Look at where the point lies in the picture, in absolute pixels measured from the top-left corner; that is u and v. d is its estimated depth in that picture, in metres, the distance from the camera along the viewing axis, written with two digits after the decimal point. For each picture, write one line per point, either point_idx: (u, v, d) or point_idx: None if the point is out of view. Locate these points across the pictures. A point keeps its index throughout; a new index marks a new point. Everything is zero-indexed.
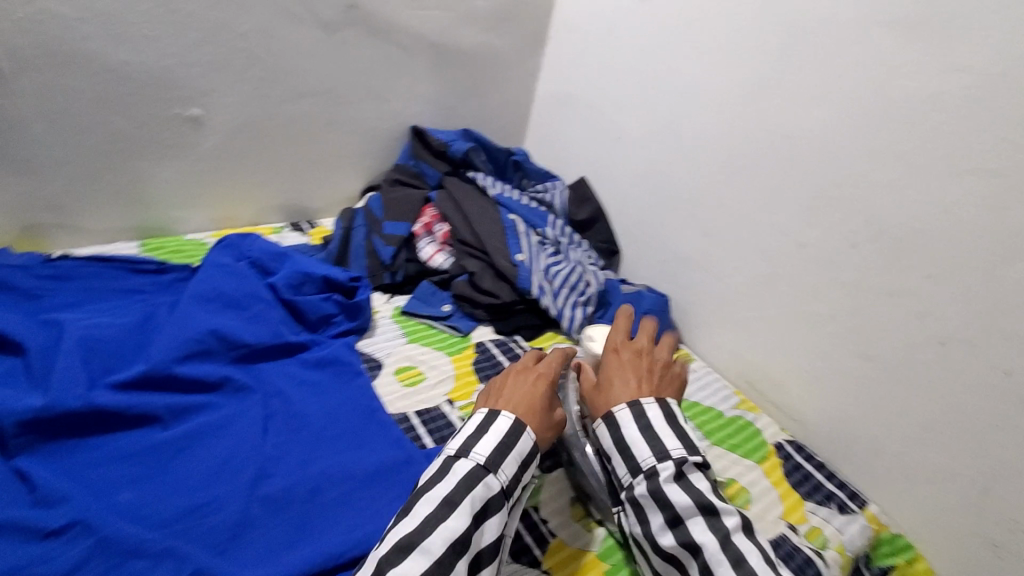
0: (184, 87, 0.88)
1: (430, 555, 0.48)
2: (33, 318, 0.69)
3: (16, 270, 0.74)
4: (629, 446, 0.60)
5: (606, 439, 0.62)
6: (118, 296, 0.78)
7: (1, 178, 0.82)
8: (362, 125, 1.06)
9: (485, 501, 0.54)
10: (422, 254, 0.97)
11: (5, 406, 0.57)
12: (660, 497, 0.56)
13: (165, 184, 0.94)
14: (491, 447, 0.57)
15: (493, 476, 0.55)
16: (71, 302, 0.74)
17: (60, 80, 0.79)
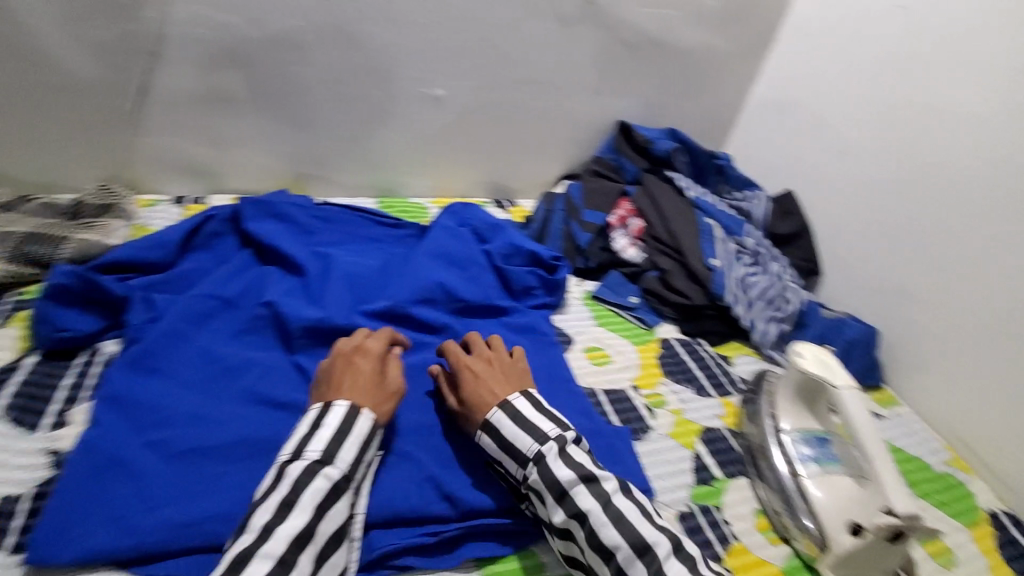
0: (435, 70, 0.99)
1: (275, 559, 0.46)
2: (309, 249, 0.84)
3: (298, 208, 0.90)
4: (512, 440, 0.59)
5: (490, 442, 0.60)
6: (365, 242, 0.92)
7: (288, 133, 1.00)
8: (573, 115, 1.12)
9: (322, 495, 0.51)
10: (616, 244, 1.00)
11: (297, 314, 0.72)
12: (559, 488, 0.55)
13: (402, 152, 1.08)
14: (327, 440, 0.54)
15: (329, 468, 0.52)
16: (332, 241, 0.90)
17: (347, 57, 0.94)
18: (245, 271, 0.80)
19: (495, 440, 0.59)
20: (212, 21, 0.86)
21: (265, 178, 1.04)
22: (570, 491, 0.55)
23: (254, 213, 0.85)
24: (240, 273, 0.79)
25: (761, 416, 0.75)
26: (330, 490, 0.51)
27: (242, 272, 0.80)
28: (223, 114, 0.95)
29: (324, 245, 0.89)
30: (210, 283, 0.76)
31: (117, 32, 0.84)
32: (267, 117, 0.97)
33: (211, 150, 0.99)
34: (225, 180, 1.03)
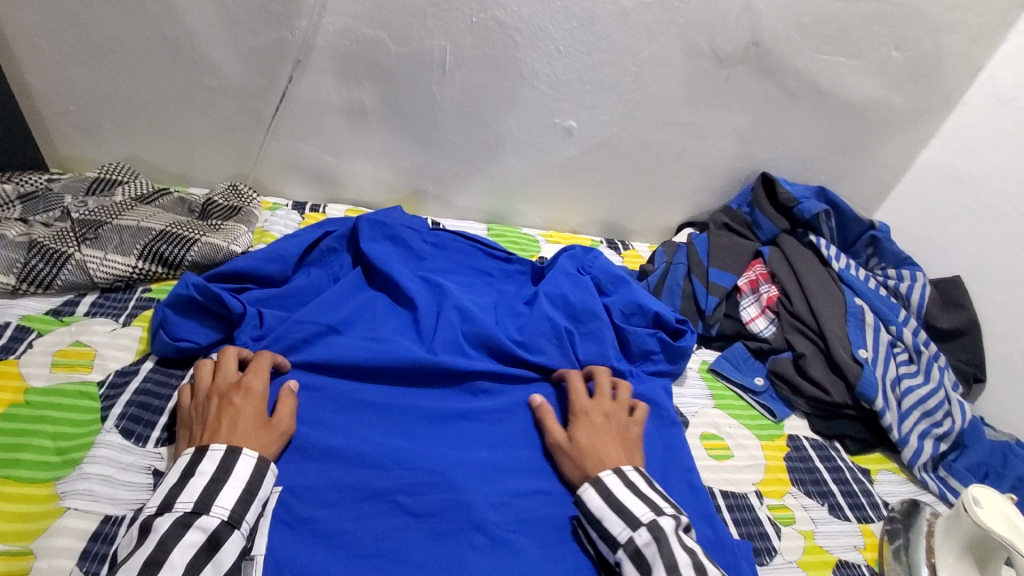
0: (570, 101, 0.93)
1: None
2: (419, 277, 0.80)
3: (413, 230, 0.86)
4: (624, 502, 0.55)
5: (595, 497, 0.56)
6: (475, 274, 0.87)
7: (410, 150, 0.98)
8: (710, 161, 1.02)
9: (198, 548, 0.47)
10: (744, 314, 0.90)
11: (405, 354, 0.68)
12: (673, 562, 0.50)
13: (520, 180, 1.03)
14: (201, 488, 0.50)
15: (206, 517, 0.48)
16: (441, 270, 0.85)
17: (483, 80, 0.90)
18: (353, 292, 0.77)
19: (605, 501, 0.56)
20: (357, 34, 0.85)
21: (381, 191, 1.03)
22: (673, 570, 0.49)
23: (370, 230, 0.82)
24: (348, 293, 0.76)
25: (915, 567, 0.62)
26: (205, 544, 0.47)
27: (350, 292, 0.76)
28: (352, 125, 0.94)
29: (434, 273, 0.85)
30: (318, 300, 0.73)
31: (268, 38, 0.84)
32: (393, 133, 0.96)
33: (335, 158, 0.99)
34: (344, 187, 1.03)
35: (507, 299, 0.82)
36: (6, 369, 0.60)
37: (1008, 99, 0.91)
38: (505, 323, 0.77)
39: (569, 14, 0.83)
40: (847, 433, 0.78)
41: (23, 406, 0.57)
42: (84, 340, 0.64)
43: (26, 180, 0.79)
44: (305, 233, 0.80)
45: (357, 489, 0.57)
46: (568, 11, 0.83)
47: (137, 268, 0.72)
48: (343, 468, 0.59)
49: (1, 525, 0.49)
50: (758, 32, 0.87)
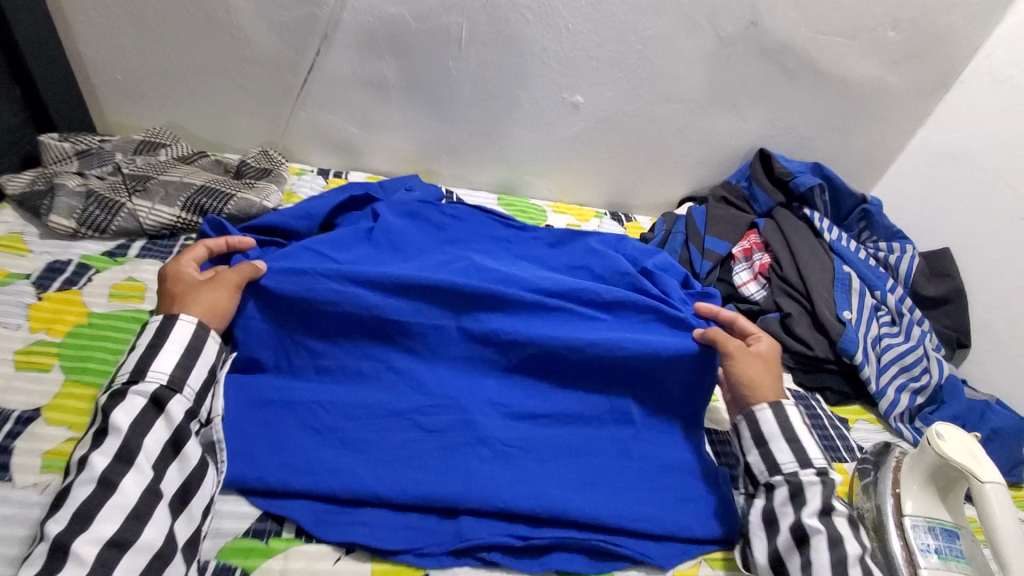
0: (578, 77, 0.99)
1: (97, 480, 0.48)
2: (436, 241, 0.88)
3: (433, 207, 0.95)
4: (797, 437, 0.60)
5: (771, 422, 0.62)
6: (492, 241, 0.92)
7: (428, 122, 1.05)
8: (711, 137, 1.07)
9: (150, 409, 0.53)
10: (737, 278, 0.96)
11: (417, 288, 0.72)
12: (829, 504, 0.55)
13: (530, 152, 1.09)
14: (148, 352, 0.56)
15: (154, 381, 0.54)
16: (457, 236, 0.91)
17: (497, 56, 0.96)
18: (377, 246, 0.83)
19: (784, 429, 0.61)
20: (381, 11, 0.92)
21: (400, 160, 1.11)
22: (830, 512, 0.55)
23: (394, 203, 0.91)
24: (371, 247, 0.82)
25: (880, 492, 0.67)
26: (152, 406, 0.53)
27: (372, 245, 0.82)
28: (374, 97, 1.02)
29: (451, 239, 0.91)
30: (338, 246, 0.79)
31: (300, 13, 0.92)
32: (412, 105, 1.03)
33: (357, 129, 1.06)
34: (365, 157, 1.10)
35: (520, 262, 0.87)
36: (70, 298, 0.68)
37: (1000, 78, 0.95)
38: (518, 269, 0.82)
39: None
40: (828, 387, 0.84)
41: (86, 326, 0.65)
42: (135, 277, 0.73)
43: (80, 140, 0.87)
44: (328, 194, 0.89)
45: (376, 406, 0.64)
46: None
47: (181, 218, 0.81)
48: (365, 388, 0.66)
49: (74, 417, 0.57)
50: (757, 12, 0.92)
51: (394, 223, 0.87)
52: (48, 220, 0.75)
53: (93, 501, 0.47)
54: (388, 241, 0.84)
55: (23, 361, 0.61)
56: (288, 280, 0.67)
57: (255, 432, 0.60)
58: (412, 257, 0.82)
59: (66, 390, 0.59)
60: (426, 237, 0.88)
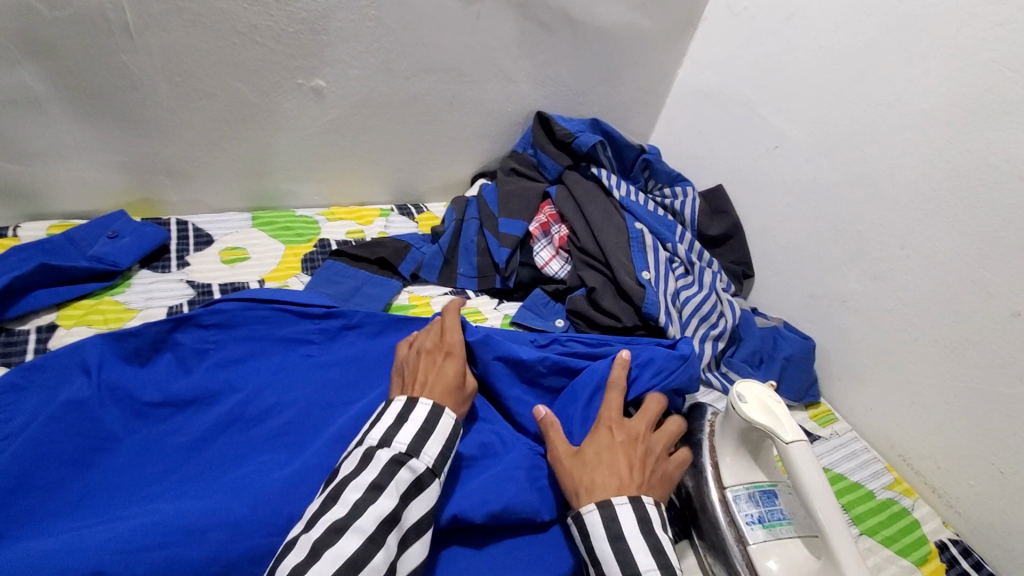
0: (307, 57, 0.81)
1: (366, 536, 0.47)
2: (196, 346, 0.65)
3: (181, 324, 0.65)
4: (602, 559, 0.53)
5: (579, 541, 0.55)
6: (286, 350, 0.68)
7: (126, 139, 0.80)
8: (485, 107, 0.97)
9: (409, 485, 0.51)
10: (538, 258, 0.90)
11: (140, 465, 0.55)
12: None
13: (281, 156, 0.90)
14: (413, 434, 0.53)
15: (416, 460, 0.52)
16: (235, 356, 0.65)
17: (190, 43, 0.74)
18: (108, 427, 0.56)
19: (587, 547, 0.54)
20: None
21: (102, 194, 0.84)
22: None
23: (119, 342, 0.61)
24: (96, 430, 0.55)
25: (697, 462, 0.65)
26: (414, 484, 0.51)
27: (95, 430, 0.55)
28: (22, 117, 0.73)
29: (230, 363, 0.65)
30: (30, 455, 0.51)
31: None
32: (91, 119, 0.76)
33: (13, 164, 0.76)
34: (47, 200, 0.81)
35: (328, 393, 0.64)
36: None
37: (737, 11, 0.97)
38: (295, 372, 0.66)
39: None
40: None
41: None
42: None
43: None
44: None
45: None
46: None
47: None
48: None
49: None
50: None
51: (129, 380, 0.59)
52: None
53: (364, 555, 0.46)
54: (126, 408, 0.58)
55: None
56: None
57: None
58: (170, 440, 0.57)
59: None
60: (192, 380, 0.62)
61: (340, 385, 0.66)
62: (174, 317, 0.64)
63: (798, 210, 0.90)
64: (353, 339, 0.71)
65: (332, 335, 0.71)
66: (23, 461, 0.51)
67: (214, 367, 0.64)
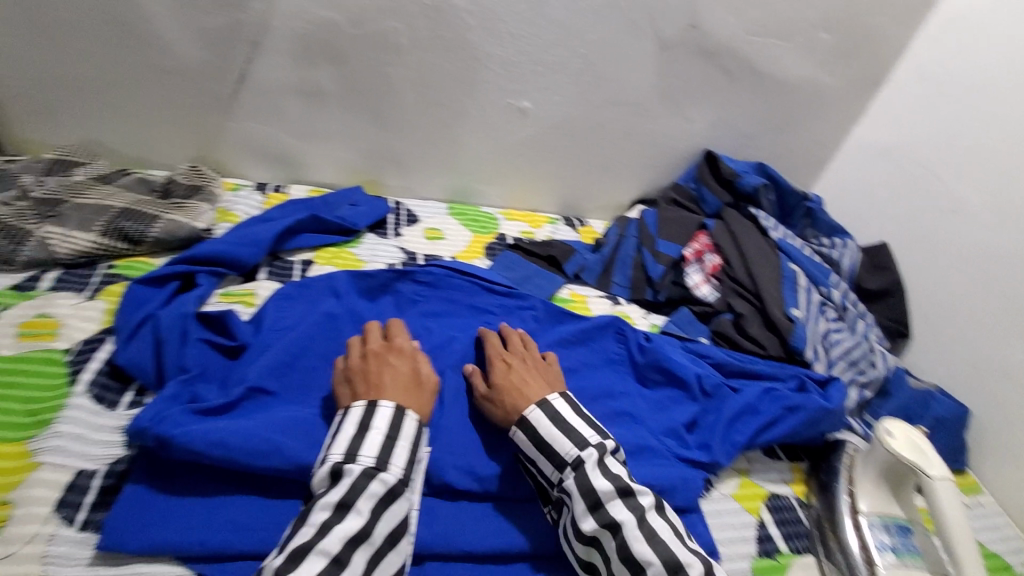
0: (523, 82, 0.97)
1: (331, 558, 0.48)
2: (410, 295, 0.82)
3: (401, 277, 0.83)
4: (549, 441, 0.62)
5: (527, 443, 0.63)
6: (474, 314, 0.83)
7: (372, 131, 1.00)
8: (659, 140, 1.07)
9: (381, 497, 0.53)
10: (689, 280, 0.96)
11: None
12: (594, 499, 0.58)
13: (480, 160, 1.07)
14: (378, 446, 0.56)
15: (385, 473, 0.54)
16: (435, 310, 0.82)
17: (438, 63, 0.93)
18: (346, 340, 0.73)
19: (534, 439, 0.63)
20: (311, 16, 0.86)
21: (343, 172, 1.05)
22: (598, 507, 0.57)
23: (360, 280, 0.80)
24: (339, 339, 0.72)
25: (835, 488, 0.69)
26: (384, 497, 0.53)
27: (337, 340, 0.72)
28: (308, 106, 0.95)
29: (431, 314, 0.81)
30: (302, 344, 0.69)
31: (223, 19, 0.84)
32: (352, 113, 0.97)
33: (292, 140, 0.99)
34: (306, 171, 1.04)
35: None
36: None
37: (927, 76, 0.98)
38: (481, 332, 0.80)
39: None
40: None
41: None
42: (48, 312, 0.67)
43: None
44: (263, 236, 0.80)
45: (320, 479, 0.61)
46: None
47: (101, 244, 0.75)
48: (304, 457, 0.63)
49: None
50: (695, 14, 0.92)
51: (364, 308, 0.77)
52: None
53: None
54: (359, 329, 0.75)
55: None
56: (238, 426, 0.57)
57: (186, 486, 0.55)
58: None
59: None
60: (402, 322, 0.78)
61: None
62: (398, 270, 0.83)
63: (970, 276, 0.88)
64: (529, 319, 0.84)
65: (511, 311, 0.85)
66: (296, 347, 0.68)
67: (420, 315, 0.81)
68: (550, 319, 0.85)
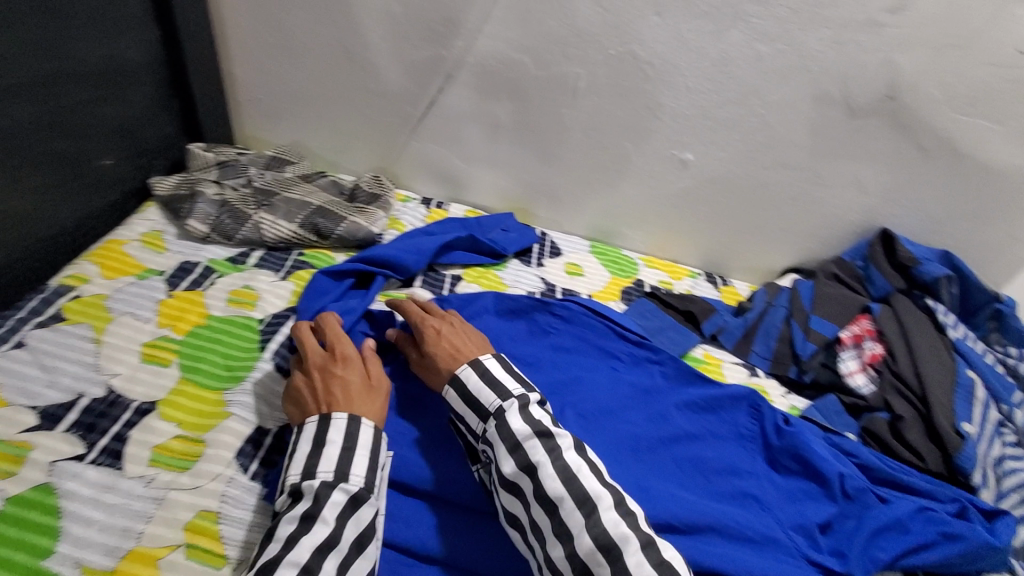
0: (690, 134, 0.96)
1: (299, 568, 0.49)
2: (545, 324, 0.85)
3: (539, 307, 0.86)
4: (477, 395, 0.63)
5: (455, 396, 0.65)
6: (602, 356, 0.84)
7: (533, 164, 1.05)
8: (827, 210, 1.01)
9: (347, 501, 0.54)
10: (843, 366, 0.89)
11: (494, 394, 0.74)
12: (512, 441, 0.59)
13: (631, 205, 1.07)
14: (335, 457, 0.56)
15: (348, 483, 0.55)
16: (565, 345, 0.83)
17: (610, 108, 0.96)
18: None
19: (465, 398, 0.64)
20: (503, 56, 0.94)
21: (499, 198, 1.12)
22: (518, 450, 0.58)
23: (501, 304, 0.84)
24: None
25: None
26: (349, 503, 0.54)
27: None
28: (482, 135, 1.03)
29: (561, 347, 0.83)
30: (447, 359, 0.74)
31: (429, 53, 0.95)
32: (519, 146, 1.03)
33: (461, 163, 1.08)
34: (466, 193, 1.12)
35: (632, 405, 0.78)
36: (194, 298, 0.76)
37: None
38: (609, 377, 0.81)
39: (702, 54, 0.88)
40: None
41: (204, 327, 0.72)
42: (252, 285, 0.80)
43: (222, 152, 0.97)
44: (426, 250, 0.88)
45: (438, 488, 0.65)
46: (701, 52, 0.88)
47: (297, 234, 0.87)
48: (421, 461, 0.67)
49: (185, 414, 0.63)
50: (895, 86, 0.86)
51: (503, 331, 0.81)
52: (188, 223, 0.84)
53: None
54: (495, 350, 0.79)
55: (147, 354, 0.68)
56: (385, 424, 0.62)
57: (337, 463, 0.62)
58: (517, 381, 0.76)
59: (179, 387, 0.65)
60: (528, 355, 0.80)
61: (640, 401, 0.79)
62: (538, 300, 0.86)
63: None
64: (655, 373, 0.83)
65: (640, 361, 0.84)
66: None
67: (551, 346, 0.83)
68: (680, 377, 0.83)
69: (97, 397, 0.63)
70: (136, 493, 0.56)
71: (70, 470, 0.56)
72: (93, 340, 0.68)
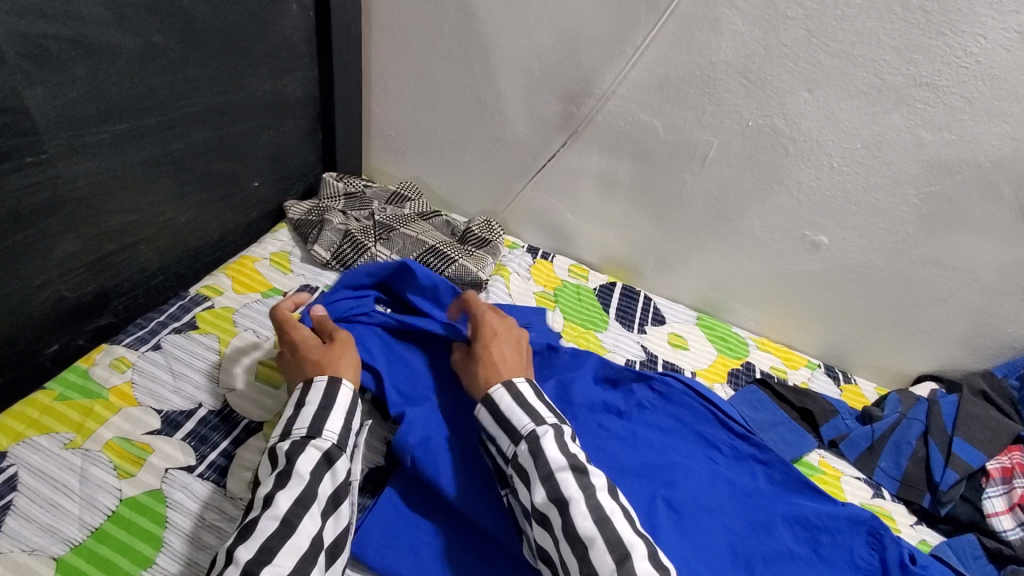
0: (827, 215, 0.89)
1: (278, 520, 0.50)
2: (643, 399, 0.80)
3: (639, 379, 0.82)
4: (506, 416, 0.60)
5: (485, 416, 0.62)
6: (699, 445, 0.77)
7: (646, 227, 1.02)
8: (982, 318, 0.88)
9: (325, 463, 0.54)
10: (987, 502, 0.76)
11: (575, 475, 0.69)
12: (547, 470, 0.55)
13: (747, 281, 1.01)
14: (312, 416, 0.57)
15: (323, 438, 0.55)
16: (662, 426, 0.78)
17: (740, 180, 0.91)
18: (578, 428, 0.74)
19: (493, 415, 0.61)
20: (632, 117, 0.92)
21: (606, 255, 1.09)
22: (550, 477, 0.55)
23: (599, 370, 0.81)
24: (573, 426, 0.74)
25: None
26: (323, 460, 0.54)
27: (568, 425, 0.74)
28: (597, 191, 1.02)
29: (658, 428, 0.78)
30: None
31: (559, 109, 0.96)
32: (634, 206, 1.01)
33: (572, 217, 1.07)
34: (573, 246, 1.11)
35: (730, 505, 0.70)
36: None
37: None
38: (707, 469, 0.74)
39: (854, 134, 0.81)
40: None
41: None
42: None
43: (351, 183, 1.03)
44: None
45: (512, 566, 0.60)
46: (853, 132, 0.81)
47: None
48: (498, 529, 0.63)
49: None
50: None
51: (599, 401, 0.77)
52: (313, 249, 0.89)
53: (278, 540, 0.49)
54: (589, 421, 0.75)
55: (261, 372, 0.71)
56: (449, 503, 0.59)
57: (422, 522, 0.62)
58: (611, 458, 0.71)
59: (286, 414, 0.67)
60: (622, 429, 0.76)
61: (739, 502, 0.71)
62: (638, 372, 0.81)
63: None
64: (759, 474, 0.75)
65: (742, 456, 0.77)
66: None
67: (647, 424, 0.78)
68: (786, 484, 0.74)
69: (212, 410, 0.66)
70: (233, 515, 0.57)
71: (180, 479, 0.59)
72: (217, 351, 0.72)
